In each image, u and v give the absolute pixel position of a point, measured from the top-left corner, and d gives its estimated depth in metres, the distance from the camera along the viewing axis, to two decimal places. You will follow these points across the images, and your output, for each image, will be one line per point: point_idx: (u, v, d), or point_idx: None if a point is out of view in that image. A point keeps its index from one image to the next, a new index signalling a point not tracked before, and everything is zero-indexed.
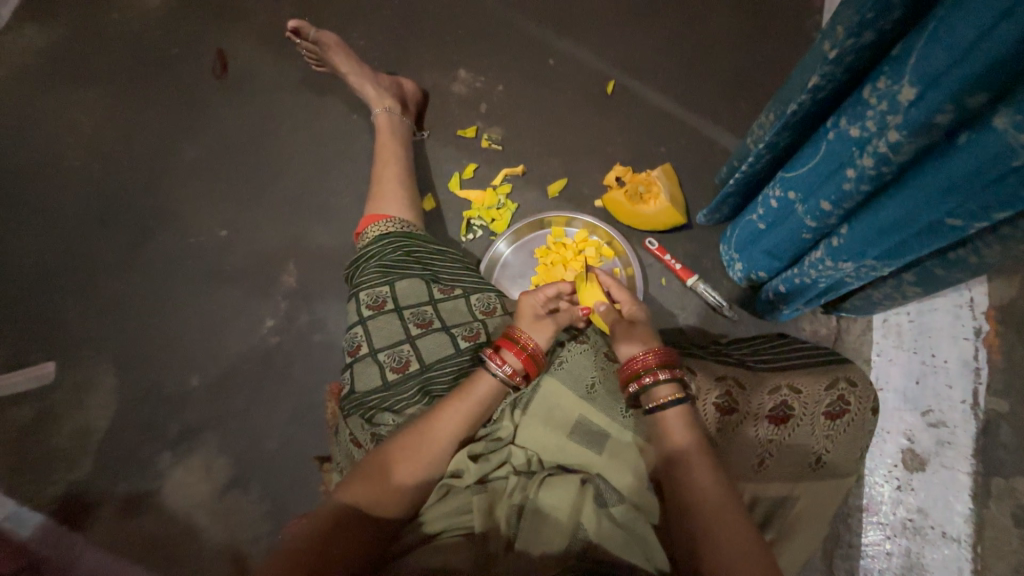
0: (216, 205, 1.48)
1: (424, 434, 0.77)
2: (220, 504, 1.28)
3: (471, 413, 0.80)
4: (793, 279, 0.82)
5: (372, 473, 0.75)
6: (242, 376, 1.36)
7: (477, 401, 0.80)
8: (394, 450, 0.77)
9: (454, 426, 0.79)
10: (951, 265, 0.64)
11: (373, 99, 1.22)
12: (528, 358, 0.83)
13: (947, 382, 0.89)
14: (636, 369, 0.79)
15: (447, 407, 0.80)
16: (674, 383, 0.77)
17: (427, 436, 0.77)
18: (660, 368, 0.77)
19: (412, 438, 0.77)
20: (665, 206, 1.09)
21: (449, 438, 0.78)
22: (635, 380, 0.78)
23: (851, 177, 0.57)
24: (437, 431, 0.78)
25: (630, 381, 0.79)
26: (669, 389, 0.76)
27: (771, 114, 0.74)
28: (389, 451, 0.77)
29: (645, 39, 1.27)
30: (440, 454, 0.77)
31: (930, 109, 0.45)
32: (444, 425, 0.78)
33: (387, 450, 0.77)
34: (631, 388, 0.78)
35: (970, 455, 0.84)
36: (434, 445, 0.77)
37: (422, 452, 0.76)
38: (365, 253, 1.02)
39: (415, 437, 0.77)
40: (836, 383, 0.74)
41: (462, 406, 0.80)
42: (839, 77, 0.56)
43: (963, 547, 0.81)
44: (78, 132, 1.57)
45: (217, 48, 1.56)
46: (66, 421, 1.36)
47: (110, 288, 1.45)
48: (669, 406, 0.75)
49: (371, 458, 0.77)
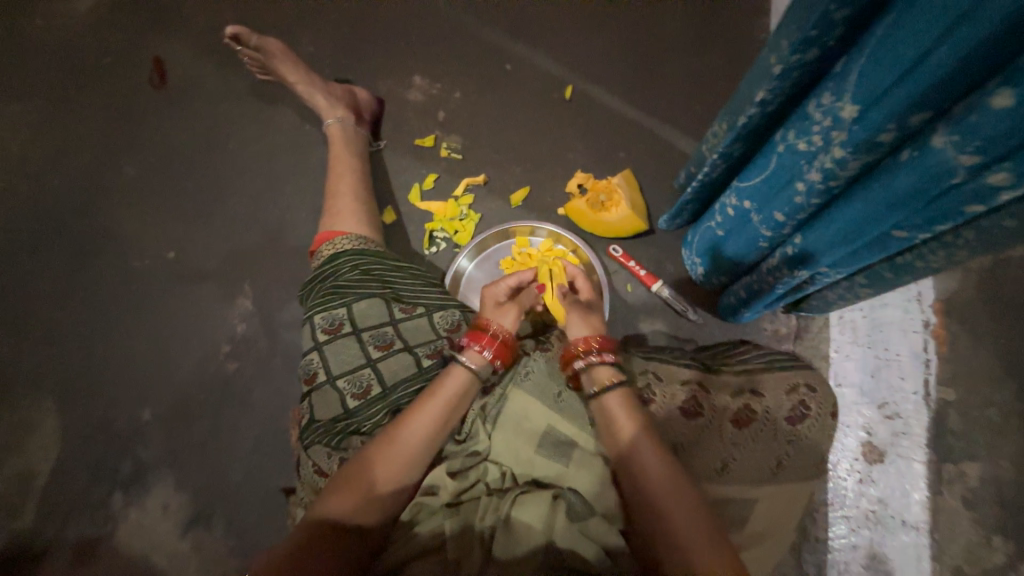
0: (162, 225, 1.39)
1: (397, 436, 0.75)
2: (181, 545, 1.20)
3: (447, 409, 0.78)
4: (752, 285, 0.83)
5: (347, 481, 0.72)
6: (199, 407, 1.28)
7: (450, 395, 0.79)
8: (369, 454, 0.74)
9: (429, 424, 0.76)
10: (899, 268, 0.66)
11: (325, 109, 1.16)
12: (501, 345, 0.84)
13: (900, 375, 0.92)
14: (578, 350, 0.81)
15: (420, 404, 0.77)
16: (611, 366, 0.79)
17: (402, 434, 0.75)
18: (601, 352, 0.80)
19: (385, 442, 0.75)
20: (627, 213, 1.08)
21: (423, 433, 0.75)
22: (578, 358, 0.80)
23: (801, 190, 0.58)
24: (410, 429, 0.75)
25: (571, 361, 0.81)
26: (609, 371, 0.78)
27: (723, 124, 0.74)
28: (363, 457, 0.74)
29: (602, 43, 1.26)
30: (417, 455, 0.75)
31: (873, 128, 0.45)
32: (418, 420, 0.76)
33: (361, 458, 0.74)
34: (573, 365, 0.81)
35: (923, 444, 0.88)
36: (410, 445, 0.75)
37: (397, 454, 0.74)
38: (319, 274, 0.98)
39: (389, 439, 0.75)
40: (796, 389, 0.75)
41: (434, 403, 0.77)
42: (785, 92, 0.57)
43: (920, 535, 0.86)
44: (0, 151, 1.44)
45: (154, 56, 1.46)
46: (3, 467, 1.25)
47: (46, 319, 1.34)
48: (609, 389, 0.76)
49: (346, 467, 0.74)
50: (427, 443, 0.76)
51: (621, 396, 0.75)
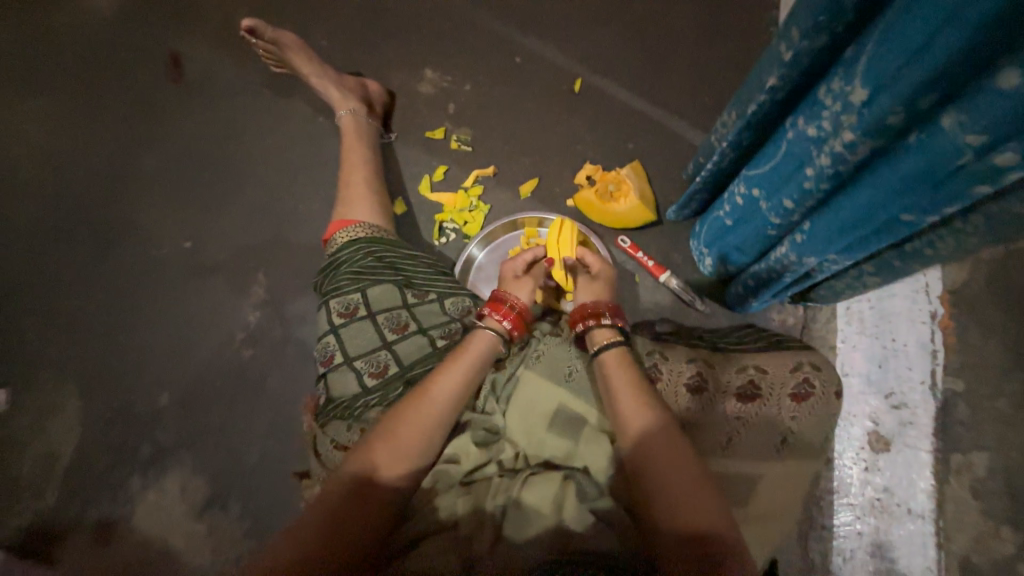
0: (179, 216, 1.42)
1: (424, 400, 0.76)
2: (197, 527, 1.24)
3: (466, 380, 0.80)
4: (761, 273, 0.84)
5: (375, 441, 0.73)
6: (215, 392, 1.31)
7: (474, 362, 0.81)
8: (388, 427, 0.74)
9: (456, 389, 0.78)
10: (908, 256, 0.67)
11: (338, 101, 1.18)
12: (517, 316, 0.88)
13: (907, 364, 0.93)
14: (583, 312, 0.87)
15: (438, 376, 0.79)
16: (613, 329, 0.84)
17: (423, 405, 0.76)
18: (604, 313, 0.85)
19: (415, 404, 0.76)
20: (636, 204, 1.11)
21: (449, 398, 0.78)
22: (581, 320, 0.86)
23: (810, 176, 0.59)
24: (438, 394, 0.77)
25: (578, 321, 0.87)
26: (609, 333, 0.83)
27: (733, 113, 0.75)
28: (391, 418, 0.75)
29: (612, 36, 1.27)
30: (444, 418, 0.77)
31: (882, 112, 0.46)
32: (438, 391, 0.77)
33: (389, 419, 0.75)
34: (579, 327, 0.86)
35: (930, 433, 0.88)
36: (434, 408, 0.76)
37: (425, 417, 0.75)
38: (334, 261, 1.00)
39: (416, 403, 0.76)
40: (800, 367, 0.76)
41: (459, 370, 0.80)
42: (795, 79, 0.58)
43: (926, 523, 0.86)
44: (23, 143, 1.48)
45: (170, 51, 1.49)
46: (27, 449, 1.29)
47: (68, 307, 1.38)
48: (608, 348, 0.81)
49: (374, 429, 0.75)
50: (453, 407, 0.78)
51: (617, 352, 0.80)
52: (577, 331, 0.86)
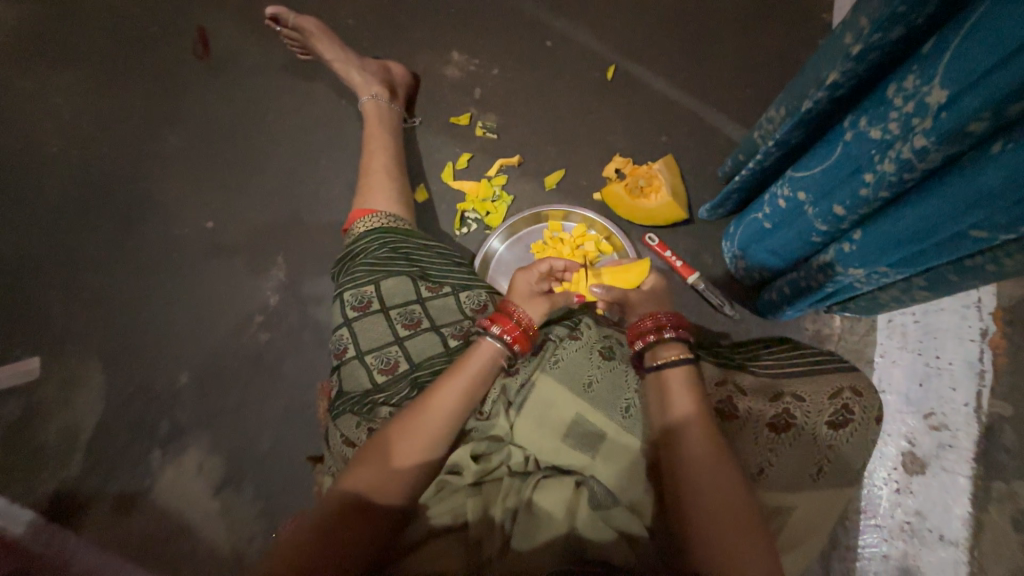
0: (201, 195, 1.43)
1: (421, 413, 0.75)
2: (214, 503, 1.27)
3: (463, 392, 0.77)
4: (799, 282, 0.79)
5: (366, 457, 0.73)
6: (234, 373, 1.33)
7: (473, 371, 0.79)
8: (387, 438, 0.74)
9: (451, 403, 0.76)
10: (966, 271, 0.62)
11: (360, 86, 1.15)
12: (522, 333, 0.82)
13: (951, 385, 0.87)
14: (642, 330, 0.81)
15: (438, 387, 0.77)
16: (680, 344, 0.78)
17: (420, 417, 0.75)
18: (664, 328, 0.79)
19: (407, 420, 0.75)
20: (668, 200, 1.05)
21: (447, 408, 0.76)
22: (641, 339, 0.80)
23: (869, 183, 0.54)
24: (435, 403, 0.76)
25: (636, 339, 0.81)
26: (676, 349, 0.78)
27: (782, 109, 0.70)
28: (384, 435, 0.75)
29: (649, 21, 1.20)
30: (443, 427, 0.75)
31: (962, 116, 0.41)
32: (436, 404, 0.75)
33: (389, 430, 0.75)
34: (636, 344, 0.80)
35: (970, 459, 0.82)
36: (434, 420, 0.75)
37: (416, 432, 0.74)
38: (350, 251, 0.98)
39: (413, 415, 0.75)
40: (840, 393, 0.71)
41: (458, 379, 0.77)
42: (861, 75, 0.53)
43: (959, 551, 0.79)
44: (53, 116, 1.49)
45: (197, 27, 1.47)
46: (53, 419, 1.33)
47: (95, 281, 1.41)
48: (674, 364, 0.76)
49: (374, 440, 0.75)
50: (451, 420, 0.76)
51: (685, 371, 0.75)
52: (635, 348, 0.80)
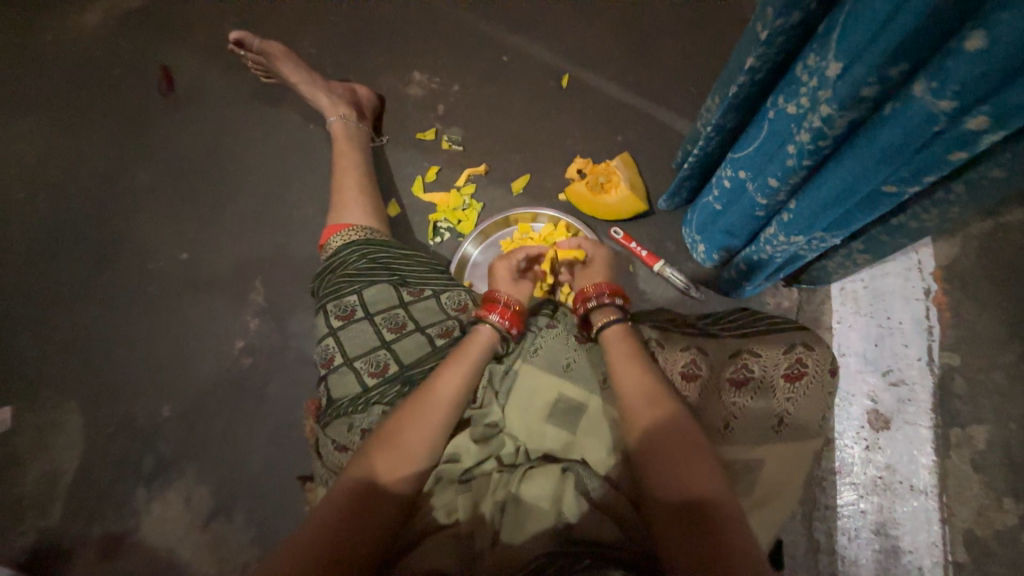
0: (173, 228, 1.43)
1: (429, 398, 0.75)
2: (202, 536, 1.24)
3: (470, 373, 0.79)
4: (752, 257, 0.84)
5: (383, 443, 0.71)
6: (217, 402, 1.32)
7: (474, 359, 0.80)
8: (398, 423, 0.73)
9: (458, 385, 0.77)
10: (893, 230, 0.68)
11: (328, 108, 1.19)
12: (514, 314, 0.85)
13: (903, 341, 0.95)
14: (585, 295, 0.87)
15: (443, 372, 0.78)
16: (612, 308, 0.84)
17: (429, 401, 0.75)
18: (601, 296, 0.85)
19: (417, 404, 0.74)
20: (626, 194, 1.12)
21: (452, 396, 0.76)
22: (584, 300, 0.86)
23: (792, 153, 0.59)
24: (441, 391, 0.76)
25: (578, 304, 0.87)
26: (607, 312, 0.84)
27: (714, 98, 0.76)
28: (394, 420, 0.73)
29: (596, 32, 1.28)
30: (453, 406, 0.76)
31: (856, 84, 0.47)
32: (444, 386, 0.76)
33: (399, 416, 0.74)
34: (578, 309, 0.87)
35: (929, 409, 0.92)
36: (446, 400, 0.75)
37: (427, 416, 0.74)
38: (330, 265, 1.00)
39: (417, 402, 0.75)
40: (794, 347, 0.75)
41: (463, 366, 0.79)
42: (773, 59, 0.59)
43: (929, 498, 0.90)
44: (17, 164, 1.49)
45: (161, 66, 1.50)
46: (30, 468, 1.29)
47: (66, 323, 1.39)
48: (606, 326, 0.82)
49: (379, 430, 0.73)
50: (460, 402, 0.77)
51: (617, 330, 0.81)
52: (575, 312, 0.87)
